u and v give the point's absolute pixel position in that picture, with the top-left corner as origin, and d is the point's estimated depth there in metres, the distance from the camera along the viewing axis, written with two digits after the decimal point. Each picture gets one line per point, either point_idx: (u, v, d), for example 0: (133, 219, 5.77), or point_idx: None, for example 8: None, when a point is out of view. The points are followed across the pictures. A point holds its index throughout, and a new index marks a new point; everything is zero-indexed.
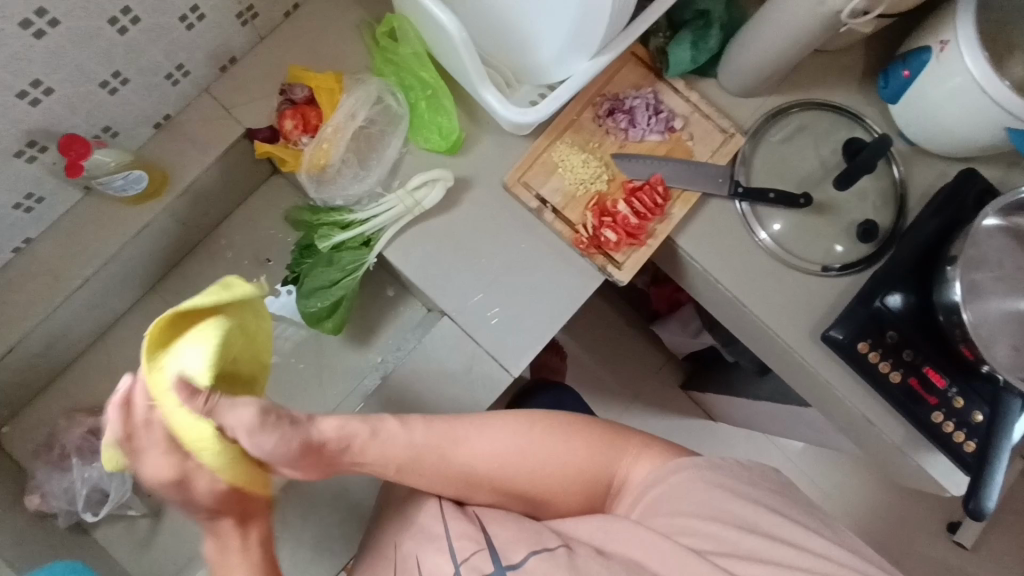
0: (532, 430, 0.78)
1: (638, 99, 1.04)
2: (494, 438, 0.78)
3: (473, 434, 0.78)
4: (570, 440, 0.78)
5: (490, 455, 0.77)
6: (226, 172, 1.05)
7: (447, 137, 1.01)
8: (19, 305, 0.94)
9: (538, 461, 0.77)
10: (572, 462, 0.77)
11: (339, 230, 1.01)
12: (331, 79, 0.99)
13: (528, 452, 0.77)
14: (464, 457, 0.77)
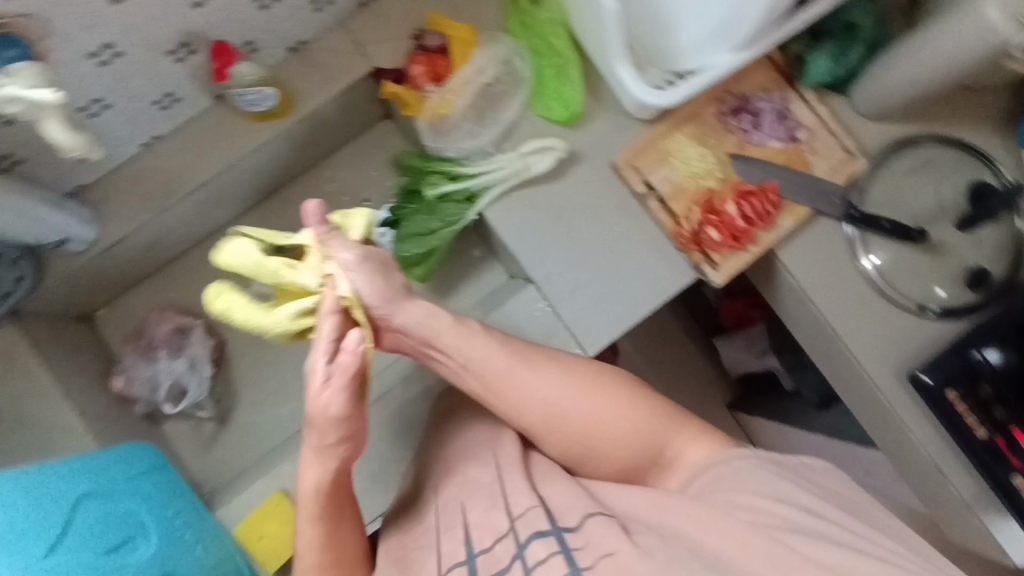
0: (589, 384, 0.74)
1: (768, 103, 1.03)
2: (551, 382, 0.74)
3: (529, 371, 0.75)
4: (623, 403, 0.73)
5: (543, 400, 0.73)
6: (345, 106, 1.07)
7: (567, 107, 1.00)
8: (135, 198, 0.98)
9: (586, 416, 0.72)
10: (622, 427, 0.71)
11: (447, 180, 1.03)
12: (469, 31, 0.99)
13: (581, 408, 0.73)
14: (517, 394, 0.74)
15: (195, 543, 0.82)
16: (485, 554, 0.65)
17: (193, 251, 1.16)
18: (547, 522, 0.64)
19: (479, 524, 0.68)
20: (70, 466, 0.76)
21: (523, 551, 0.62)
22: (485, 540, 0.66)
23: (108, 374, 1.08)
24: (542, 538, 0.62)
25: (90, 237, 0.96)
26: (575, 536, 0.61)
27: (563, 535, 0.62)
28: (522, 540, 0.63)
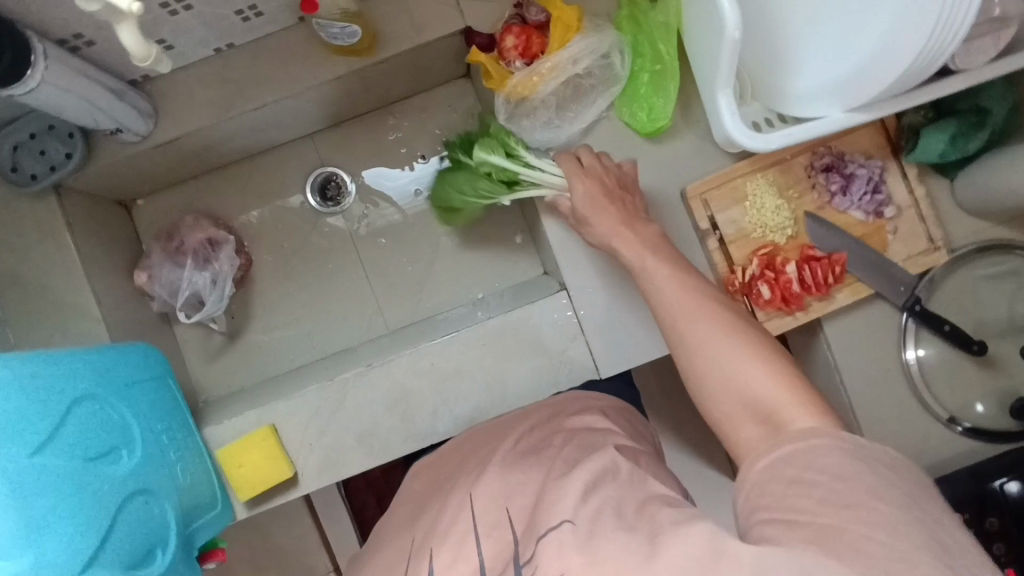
0: (756, 353, 0.62)
1: (862, 169, 0.95)
2: (717, 326, 0.65)
3: (695, 310, 0.67)
4: (776, 384, 0.59)
5: (694, 336, 0.66)
6: (426, 58, 1.02)
7: (653, 120, 0.94)
8: (196, 102, 0.96)
9: (725, 371, 0.62)
10: (760, 400, 0.59)
11: (502, 153, 0.95)
12: (575, 15, 0.92)
13: (728, 361, 0.62)
14: (678, 322, 0.68)
15: (172, 460, 0.83)
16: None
17: (242, 163, 1.15)
18: (510, 570, 0.62)
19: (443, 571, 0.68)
20: (78, 354, 0.74)
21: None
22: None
23: (134, 265, 1.09)
24: None
25: (145, 131, 0.95)
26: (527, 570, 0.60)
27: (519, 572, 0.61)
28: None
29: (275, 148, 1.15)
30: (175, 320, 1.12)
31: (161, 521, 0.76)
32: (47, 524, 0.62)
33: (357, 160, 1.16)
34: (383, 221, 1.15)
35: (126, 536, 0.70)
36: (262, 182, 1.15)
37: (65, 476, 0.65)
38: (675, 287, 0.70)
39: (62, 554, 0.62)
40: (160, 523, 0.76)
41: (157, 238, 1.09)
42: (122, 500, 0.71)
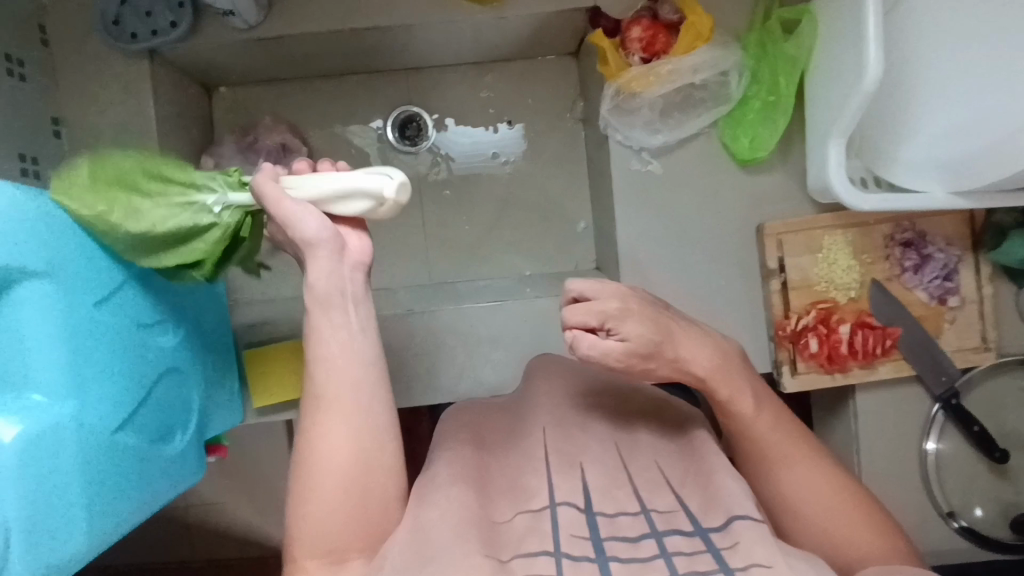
0: (827, 474, 0.65)
1: (940, 254, 0.95)
2: (786, 447, 0.66)
3: (767, 431, 0.66)
4: (854, 506, 0.64)
5: (771, 464, 0.66)
6: (545, 25, 1.01)
7: (753, 149, 0.94)
8: (313, 6, 0.94)
9: (812, 503, 0.64)
10: (844, 527, 0.63)
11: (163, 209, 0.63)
12: (707, 25, 0.90)
13: (805, 490, 0.64)
14: (750, 443, 0.67)
15: (205, 349, 0.83)
16: (604, 518, 0.54)
17: (331, 80, 1.14)
18: (689, 524, 0.54)
19: (601, 490, 0.56)
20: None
21: (658, 536, 0.52)
22: (607, 506, 0.55)
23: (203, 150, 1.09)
24: (683, 536, 0.52)
25: (253, 21, 0.93)
26: (722, 537, 0.52)
27: (706, 535, 0.53)
28: (658, 528, 0.53)
29: (367, 74, 1.14)
30: None
31: (189, 403, 0.77)
32: (92, 376, 0.62)
33: (442, 107, 1.15)
34: (451, 174, 1.15)
35: (157, 408, 0.70)
36: (346, 104, 1.14)
37: (116, 335, 0.65)
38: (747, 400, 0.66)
39: (101, 408, 0.62)
40: (187, 404, 0.76)
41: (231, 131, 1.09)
42: (161, 373, 0.71)
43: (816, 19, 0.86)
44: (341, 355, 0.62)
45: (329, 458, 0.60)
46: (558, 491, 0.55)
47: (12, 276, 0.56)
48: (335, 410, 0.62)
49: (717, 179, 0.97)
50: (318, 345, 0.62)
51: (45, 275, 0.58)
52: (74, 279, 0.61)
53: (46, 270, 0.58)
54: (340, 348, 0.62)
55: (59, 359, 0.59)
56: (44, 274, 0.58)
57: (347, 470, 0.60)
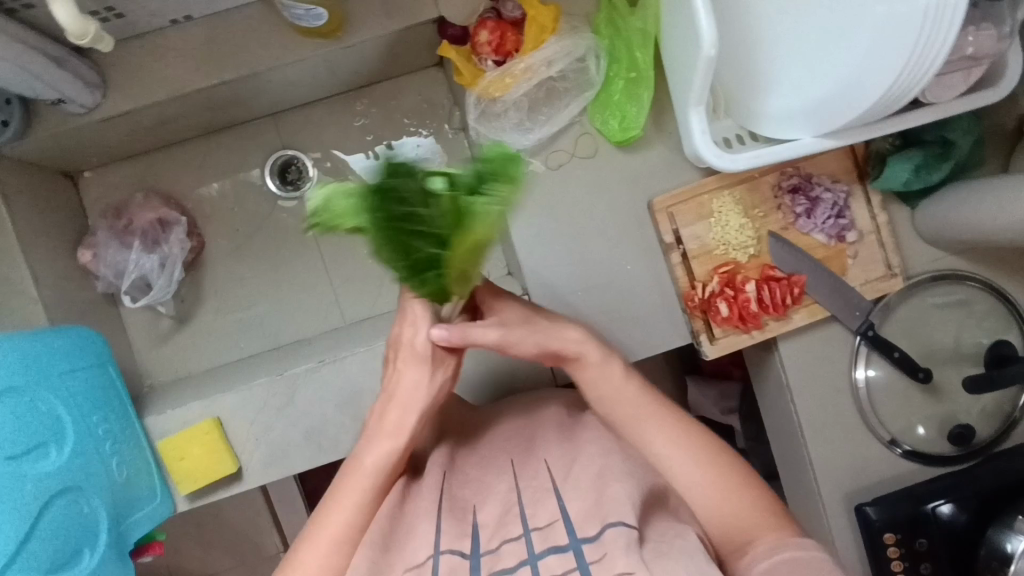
0: (715, 460, 0.67)
1: (828, 193, 0.95)
2: (674, 433, 0.68)
3: (648, 422, 0.69)
4: (740, 484, 0.65)
5: (661, 452, 0.67)
6: (396, 44, 0.98)
7: (625, 129, 0.93)
8: (149, 75, 0.90)
9: (697, 484, 0.65)
10: (730, 507, 0.64)
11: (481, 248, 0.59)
12: (551, 15, 0.89)
13: (690, 465, 0.66)
14: (637, 431, 0.68)
15: (107, 455, 0.80)
16: (489, 555, 0.59)
17: (199, 140, 1.10)
18: (565, 537, 0.57)
19: (490, 525, 0.62)
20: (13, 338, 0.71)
21: (534, 561, 0.56)
22: (493, 541, 0.60)
23: (79, 241, 1.05)
24: (558, 553, 0.56)
25: (88, 104, 0.89)
26: (594, 548, 0.54)
27: (580, 548, 0.55)
28: (535, 552, 0.57)
29: (234, 126, 1.10)
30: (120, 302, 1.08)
31: (92, 517, 0.75)
32: None
33: (319, 143, 1.11)
34: None
35: (50, 536, 0.69)
36: (220, 161, 1.11)
37: None
38: (621, 384, 0.70)
39: None
40: (89, 520, 0.74)
41: (103, 215, 1.04)
42: (48, 499, 0.69)
43: None
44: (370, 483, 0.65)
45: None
46: (444, 540, 0.60)
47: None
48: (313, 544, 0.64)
49: (600, 165, 0.95)
50: (360, 466, 0.66)
51: None
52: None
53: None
54: (372, 478, 0.65)
55: None
56: None
57: None
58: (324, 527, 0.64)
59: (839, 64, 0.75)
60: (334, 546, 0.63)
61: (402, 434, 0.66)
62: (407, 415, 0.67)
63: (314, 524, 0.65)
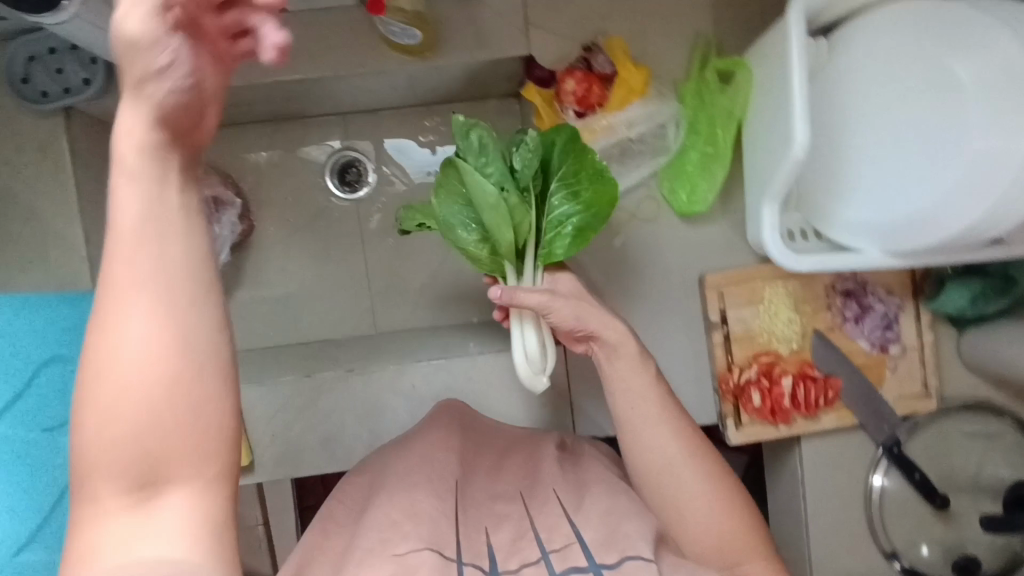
0: (717, 481, 0.74)
1: (881, 304, 0.94)
2: (686, 448, 0.75)
3: (659, 428, 0.75)
4: (737, 511, 0.73)
5: (670, 465, 0.74)
6: (481, 71, 0.98)
7: (693, 201, 0.92)
8: None
9: (698, 501, 0.73)
10: (723, 526, 0.72)
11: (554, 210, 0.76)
12: (642, 79, 0.88)
13: (698, 491, 0.73)
14: (653, 441, 0.75)
15: None
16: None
17: (267, 124, 1.10)
18: (585, 559, 0.57)
19: (505, 548, 0.61)
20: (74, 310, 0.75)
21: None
22: (511, 563, 0.59)
23: None
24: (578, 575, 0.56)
25: None
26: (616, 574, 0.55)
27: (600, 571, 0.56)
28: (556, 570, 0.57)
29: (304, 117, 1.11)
30: None
31: None
32: None
33: (382, 149, 1.12)
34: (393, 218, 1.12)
35: None
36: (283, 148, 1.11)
37: None
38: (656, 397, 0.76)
39: None
40: None
41: None
42: None
43: (751, 72, 0.85)
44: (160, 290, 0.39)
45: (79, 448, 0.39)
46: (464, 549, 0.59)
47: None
48: None
49: (658, 230, 0.95)
50: (117, 285, 0.39)
51: None
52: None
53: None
54: (151, 287, 0.39)
55: None
56: None
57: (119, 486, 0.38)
58: (86, 412, 0.38)
59: (923, 178, 0.75)
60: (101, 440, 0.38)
61: (165, 218, 0.40)
62: (154, 200, 0.40)
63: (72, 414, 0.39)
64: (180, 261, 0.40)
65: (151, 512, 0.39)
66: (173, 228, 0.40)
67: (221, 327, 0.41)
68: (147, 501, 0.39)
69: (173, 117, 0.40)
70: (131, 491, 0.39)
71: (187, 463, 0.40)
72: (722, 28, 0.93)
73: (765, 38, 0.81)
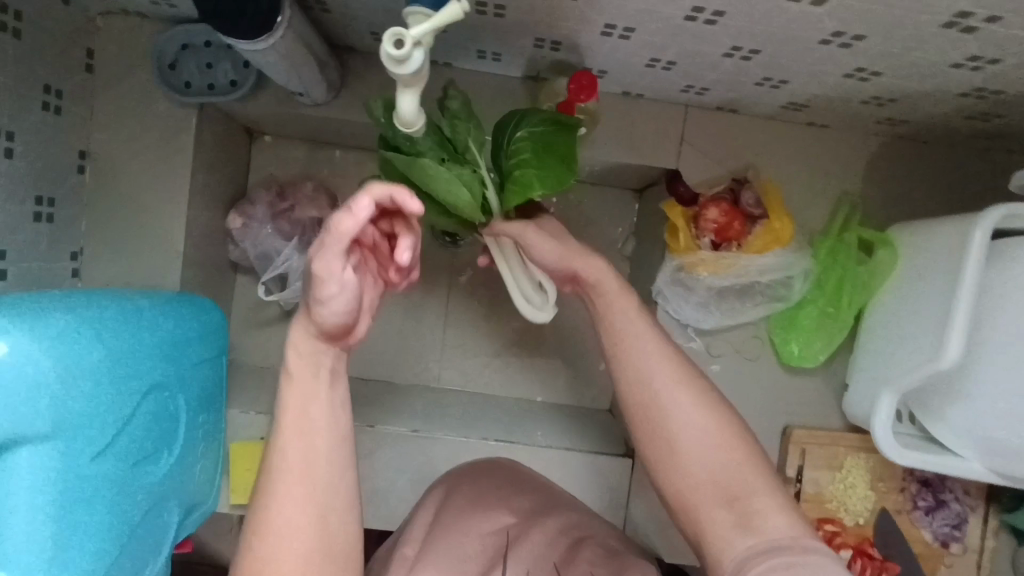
0: (704, 401, 0.67)
1: (955, 501, 0.94)
2: (669, 378, 0.68)
3: (681, 386, 0.67)
4: (725, 429, 0.65)
5: (656, 394, 0.67)
6: (619, 168, 0.97)
7: (802, 356, 0.91)
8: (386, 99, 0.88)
9: (676, 426, 0.66)
10: (711, 447, 0.65)
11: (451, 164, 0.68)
12: (788, 228, 0.88)
13: (698, 424, 0.66)
14: (648, 392, 0.67)
15: (194, 459, 0.79)
16: None
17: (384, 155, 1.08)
18: None
19: None
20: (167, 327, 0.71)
21: None
22: None
23: (232, 203, 1.02)
24: None
25: (320, 100, 0.87)
26: None
27: None
28: None
29: None
30: (239, 271, 1.05)
31: (167, 529, 0.74)
32: (80, 533, 0.58)
33: None
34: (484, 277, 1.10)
35: (139, 544, 0.68)
36: None
37: (106, 488, 0.61)
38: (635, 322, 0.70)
39: (81, 566, 0.59)
40: (163, 528, 0.73)
41: (266, 188, 1.02)
42: (146, 508, 0.68)
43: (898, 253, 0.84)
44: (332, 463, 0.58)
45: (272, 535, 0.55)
46: None
47: (5, 441, 0.53)
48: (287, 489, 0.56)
49: (755, 372, 0.94)
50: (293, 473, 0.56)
51: (41, 438, 0.54)
52: (76, 433, 0.57)
53: (43, 432, 0.55)
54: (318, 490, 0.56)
55: (41, 527, 0.55)
56: (42, 437, 0.55)
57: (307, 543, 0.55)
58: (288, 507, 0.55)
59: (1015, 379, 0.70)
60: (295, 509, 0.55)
61: (328, 420, 0.58)
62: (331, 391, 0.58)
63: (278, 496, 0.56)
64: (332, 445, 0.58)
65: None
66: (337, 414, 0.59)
67: (343, 406, 0.59)
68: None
69: (331, 331, 0.55)
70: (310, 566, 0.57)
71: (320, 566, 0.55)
72: (870, 192, 0.92)
73: (921, 227, 0.80)
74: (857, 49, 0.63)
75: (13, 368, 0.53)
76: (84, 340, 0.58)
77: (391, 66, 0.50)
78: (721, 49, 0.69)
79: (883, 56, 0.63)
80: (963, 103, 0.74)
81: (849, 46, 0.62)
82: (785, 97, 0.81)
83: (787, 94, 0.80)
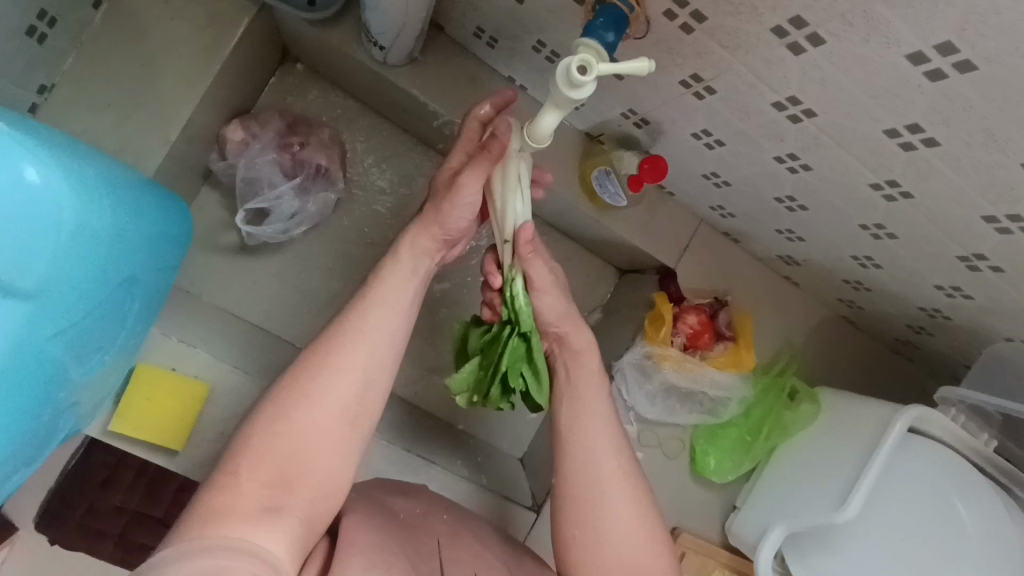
0: (643, 508, 0.70)
1: None
2: (610, 454, 0.71)
3: (594, 407, 0.72)
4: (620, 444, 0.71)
5: (601, 486, 0.69)
6: (626, 249, 1.02)
7: (712, 468, 0.98)
8: (454, 89, 0.86)
9: (598, 462, 0.70)
10: (638, 550, 0.68)
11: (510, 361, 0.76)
12: (749, 357, 0.98)
13: (600, 448, 0.70)
14: (582, 432, 0.71)
15: (113, 373, 0.69)
16: None
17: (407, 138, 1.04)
18: None
19: None
20: (163, 223, 0.64)
21: None
22: None
23: (235, 112, 0.92)
24: None
25: (391, 62, 0.82)
26: None
27: None
28: None
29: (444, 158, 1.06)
30: (207, 184, 0.94)
31: (54, 438, 0.63)
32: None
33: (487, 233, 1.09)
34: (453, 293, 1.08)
35: (29, 445, 0.58)
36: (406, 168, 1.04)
37: (43, 371, 0.55)
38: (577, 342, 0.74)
39: None
40: (53, 435, 0.62)
41: (279, 115, 0.94)
42: (55, 409, 0.59)
43: (820, 411, 0.96)
44: (367, 374, 0.61)
45: (274, 451, 0.55)
46: None
47: None
48: (301, 405, 0.57)
49: (668, 470, 0.99)
50: (336, 369, 0.60)
51: (17, 293, 0.50)
52: (53, 298, 0.53)
53: (27, 290, 0.50)
54: (351, 394, 0.59)
55: None
56: (22, 294, 0.50)
57: (310, 453, 0.56)
58: (286, 425, 0.56)
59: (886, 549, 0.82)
60: (307, 423, 0.57)
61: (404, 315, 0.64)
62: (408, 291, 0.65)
63: (283, 405, 0.57)
64: (384, 367, 0.62)
65: (269, 529, 0.51)
66: (387, 341, 0.62)
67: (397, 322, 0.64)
68: (269, 516, 0.52)
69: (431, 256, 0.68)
70: (267, 497, 0.53)
71: (312, 495, 0.55)
72: (810, 353, 1.05)
73: (850, 398, 0.93)
74: (880, 242, 0.75)
75: (34, 204, 0.49)
76: (100, 205, 0.55)
77: (564, 86, 0.51)
78: (778, 192, 0.77)
79: (894, 254, 0.76)
80: (917, 314, 0.90)
81: (876, 237, 0.75)
82: (791, 251, 0.92)
83: (793, 250, 0.91)
